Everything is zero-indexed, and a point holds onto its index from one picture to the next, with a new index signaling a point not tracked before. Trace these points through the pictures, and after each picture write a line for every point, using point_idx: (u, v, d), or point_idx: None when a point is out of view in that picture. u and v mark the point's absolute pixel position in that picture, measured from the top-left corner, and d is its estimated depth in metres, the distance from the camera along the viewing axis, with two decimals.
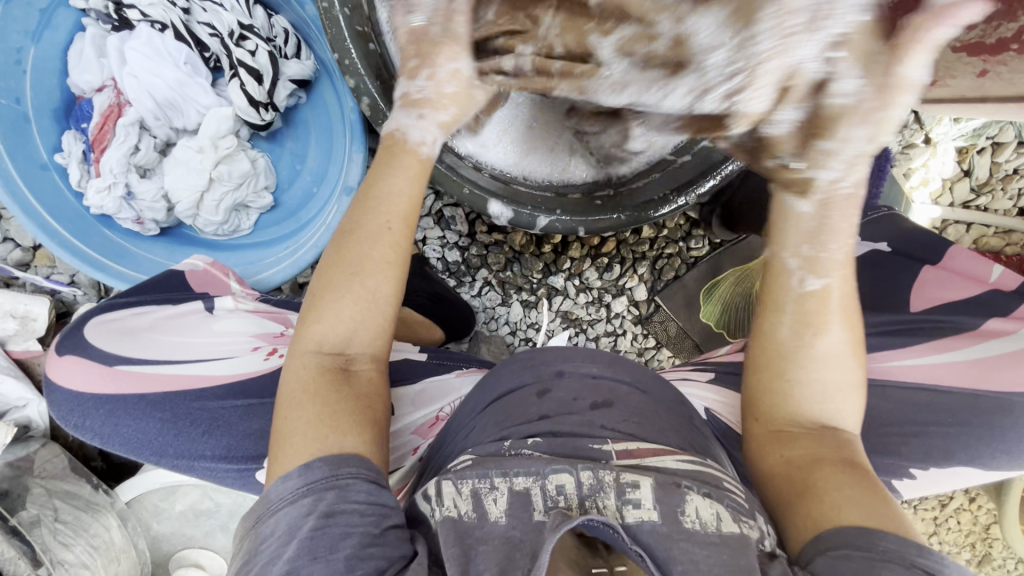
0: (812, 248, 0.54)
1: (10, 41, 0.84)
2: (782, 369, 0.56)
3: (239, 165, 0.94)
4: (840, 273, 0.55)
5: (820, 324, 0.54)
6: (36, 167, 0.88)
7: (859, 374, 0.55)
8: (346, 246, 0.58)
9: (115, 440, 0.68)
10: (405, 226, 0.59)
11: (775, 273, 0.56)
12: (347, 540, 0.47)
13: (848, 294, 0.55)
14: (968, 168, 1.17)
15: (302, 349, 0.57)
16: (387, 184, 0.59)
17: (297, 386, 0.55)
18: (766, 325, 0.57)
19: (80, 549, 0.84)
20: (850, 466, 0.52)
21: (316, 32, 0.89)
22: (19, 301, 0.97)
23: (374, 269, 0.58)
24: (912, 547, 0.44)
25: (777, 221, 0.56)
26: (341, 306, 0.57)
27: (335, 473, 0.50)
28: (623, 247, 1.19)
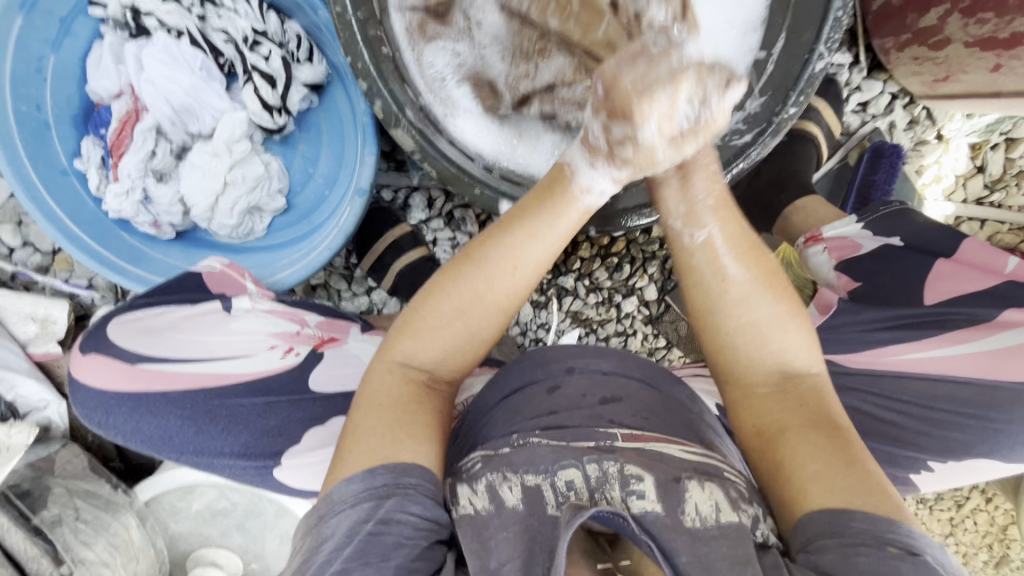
0: (686, 204, 0.56)
1: (31, 49, 0.86)
2: (715, 326, 0.56)
3: (253, 169, 0.96)
4: (721, 216, 0.55)
5: (725, 274, 0.55)
6: (56, 173, 0.90)
7: (782, 306, 0.55)
8: (466, 279, 0.55)
9: (137, 438, 0.67)
10: (531, 277, 0.56)
11: (670, 238, 0.57)
12: (398, 550, 0.48)
13: (735, 236, 0.55)
14: (981, 164, 1.16)
15: (394, 358, 0.58)
16: (526, 239, 0.54)
17: (380, 392, 0.56)
18: (686, 289, 0.57)
19: (100, 548, 0.85)
20: (816, 425, 0.53)
21: (329, 37, 0.90)
22: (40, 304, 0.99)
23: (485, 313, 0.56)
24: (883, 525, 0.46)
25: (677, 180, 0.56)
26: (440, 331, 0.57)
27: (394, 481, 0.50)
28: (633, 247, 1.19)
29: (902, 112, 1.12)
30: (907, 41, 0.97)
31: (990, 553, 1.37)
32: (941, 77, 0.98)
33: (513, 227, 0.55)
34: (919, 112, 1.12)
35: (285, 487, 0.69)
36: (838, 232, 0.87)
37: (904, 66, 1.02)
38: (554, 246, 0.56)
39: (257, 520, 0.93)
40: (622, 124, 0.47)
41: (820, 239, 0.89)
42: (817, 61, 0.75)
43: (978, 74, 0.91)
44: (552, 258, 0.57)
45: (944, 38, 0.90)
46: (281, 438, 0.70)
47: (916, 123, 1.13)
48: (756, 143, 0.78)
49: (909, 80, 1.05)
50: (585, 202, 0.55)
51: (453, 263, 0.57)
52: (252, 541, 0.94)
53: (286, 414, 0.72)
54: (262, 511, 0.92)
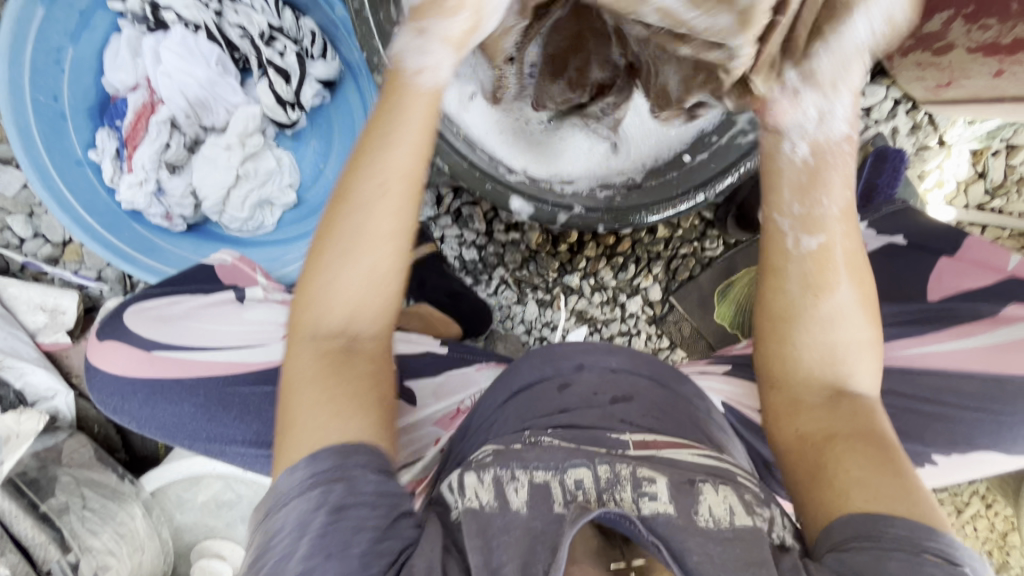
0: (803, 207, 0.58)
1: (51, 41, 0.87)
2: (788, 333, 0.58)
3: (264, 163, 0.97)
4: (836, 226, 0.58)
5: (822, 285, 0.57)
6: (71, 163, 0.91)
7: (864, 329, 0.57)
8: (340, 226, 0.55)
9: (152, 424, 0.71)
10: (404, 192, 0.56)
11: (771, 239, 0.60)
12: (361, 534, 0.48)
13: (849, 250, 0.58)
14: (982, 170, 1.18)
15: (304, 334, 0.56)
16: (380, 149, 0.55)
17: (298, 373, 0.55)
18: (768, 286, 0.59)
19: (106, 536, 0.85)
20: (864, 437, 0.53)
21: (344, 33, 0.93)
22: (49, 295, 1.00)
23: (375, 246, 0.55)
24: (921, 532, 0.46)
25: (803, 176, 0.59)
26: (339, 285, 0.55)
27: (342, 464, 0.50)
28: (638, 247, 1.20)
29: (905, 117, 1.14)
30: (911, 47, 0.98)
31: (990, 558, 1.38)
32: (944, 83, 1.00)
33: (362, 155, 0.55)
34: (922, 117, 1.15)
35: None
36: None
37: (908, 71, 1.03)
38: (412, 156, 0.56)
39: None
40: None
41: None
42: None
43: (980, 79, 0.93)
44: (410, 168, 0.56)
45: (947, 44, 0.92)
46: None
47: (919, 128, 1.15)
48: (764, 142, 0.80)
49: (912, 85, 1.07)
50: (428, 101, 0.58)
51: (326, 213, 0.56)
52: None
53: None
54: None
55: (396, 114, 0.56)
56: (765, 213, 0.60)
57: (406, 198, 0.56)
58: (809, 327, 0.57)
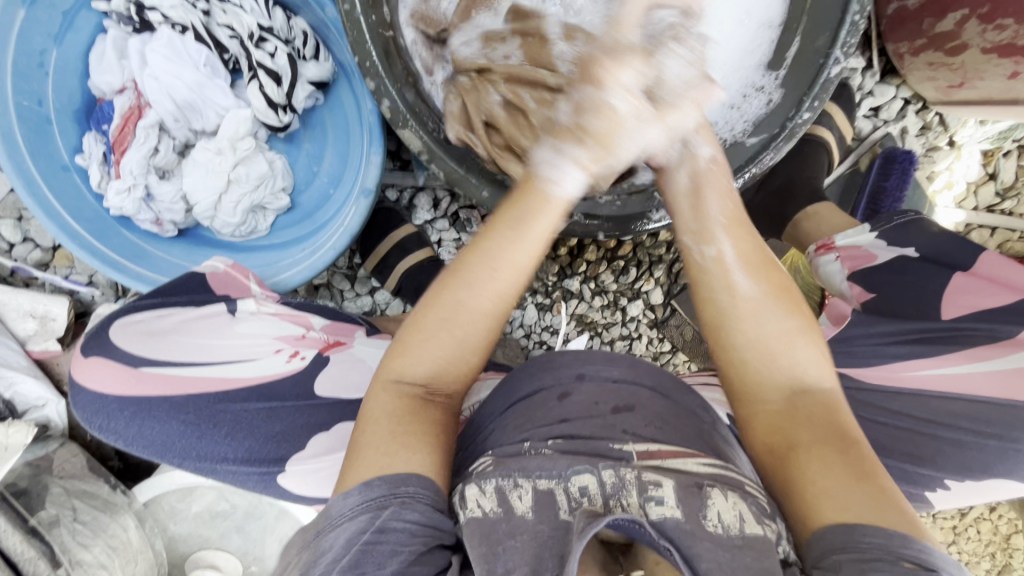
0: (698, 221, 0.61)
1: (33, 43, 0.84)
2: (723, 343, 0.58)
3: (257, 167, 0.94)
4: (731, 233, 0.60)
5: (732, 285, 0.58)
6: (58, 169, 0.88)
7: (791, 321, 0.57)
8: (450, 292, 0.57)
9: (140, 443, 0.66)
10: (513, 283, 0.58)
11: (683, 255, 0.62)
12: (396, 556, 0.47)
13: (746, 252, 0.59)
14: (993, 171, 1.15)
15: (386, 376, 0.57)
16: (504, 244, 0.57)
17: (374, 411, 0.55)
18: (696, 301, 0.60)
19: (98, 549, 0.84)
20: (828, 439, 0.51)
21: (335, 34, 0.88)
22: (39, 301, 0.98)
23: (473, 318, 0.57)
24: (894, 539, 0.43)
25: (691, 201, 0.62)
26: (430, 343, 0.57)
27: (394, 492, 0.49)
28: (640, 250, 1.17)
29: (915, 117, 1.11)
30: (923, 45, 0.95)
31: (993, 561, 1.37)
32: (956, 83, 0.97)
33: (486, 236, 0.58)
34: (932, 118, 1.11)
35: (288, 493, 0.67)
36: (852, 241, 0.86)
37: (919, 71, 1.00)
38: (533, 254, 0.59)
39: (258, 522, 0.92)
40: (591, 90, 0.59)
41: (833, 248, 0.87)
42: (833, 65, 0.73)
43: (994, 81, 0.90)
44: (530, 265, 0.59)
45: (961, 44, 0.89)
46: (286, 444, 0.68)
47: (928, 129, 1.12)
48: (769, 148, 0.78)
49: (923, 85, 1.04)
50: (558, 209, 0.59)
51: (438, 279, 0.59)
52: (251, 543, 0.92)
53: (290, 419, 0.70)
54: (263, 513, 0.92)
55: (524, 216, 0.58)
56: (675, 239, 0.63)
57: (512, 287, 0.58)
58: (739, 326, 0.57)
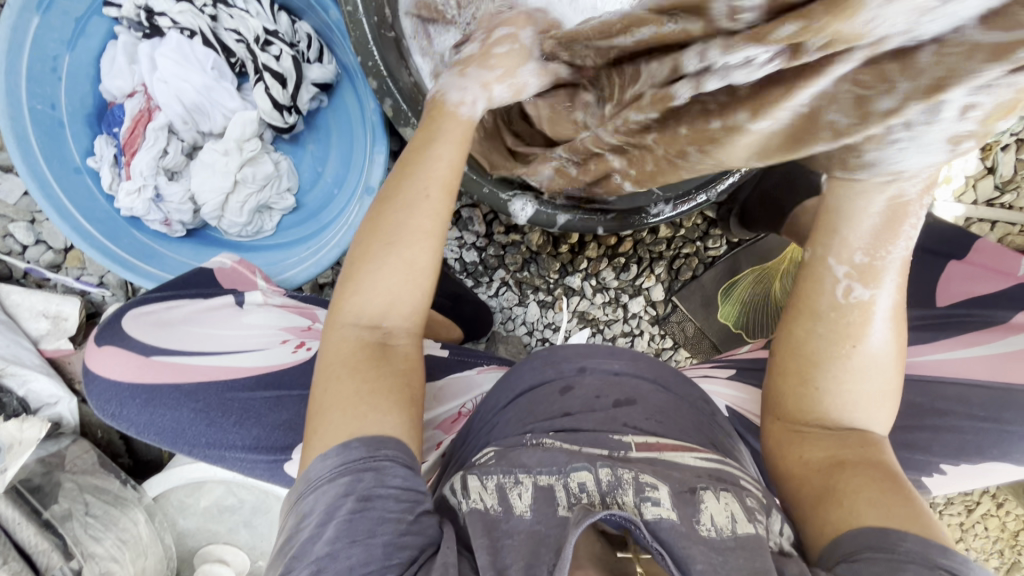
0: (868, 255, 0.48)
1: (47, 49, 0.86)
2: (812, 376, 0.54)
3: (263, 167, 0.97)
4: (896, 280, 0.50)
5: (862, 334, 0.51)
6: (70, 171, 0.91)
7: (895, 382, 0.52)
8: (385, 215, 0.56)
9: (150, 430, 0.69)
10: (446, 197, 0.57)
11: (810, 265, 0.52)
12: (384, 526, 0.46)
13: (899, 305, 0.51)
14: (992, 165, 1.16)
15: (341, 318, 0.56)
16: (426, 158, 0.57)
17: (336, 357, 0.54)
18: (808, 336, 0.53)
19: (109, 543, 0.86)
20: (882, 476, 0.49)
21: (338, 36, 0.90)
22: (52, 301, 1.01)
23: (414, 241, 0.56)
24: (935, 548, 0.42)
25: (884, 212, 0.46)
26: (381, 279, 0.55)
27: (372, 454, 0.48)
28: (640, 247, 1.18)
29: None
30: None
31: (1000, 557, 1.37)
32: None
33: (414, 157, 0.57)
34: None
35: (295, 482, 0.69)
36: None
37: None
38: (460, 162, 0.59)
39: (265, 517, 0.93)
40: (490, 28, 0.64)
41: None
42: None
43: None
44: (456, 176, 0.58)
45: None
46: (293, 432, 0.69)
47: None
48: None
49: None
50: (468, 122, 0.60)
51: (372, 209, 0.58)
52: (258, 538, 0.94)
53: (297, 408, 0.71)
54: (269, 508, 0.93)
55: (445, 125, 0.59)
56: (817, 251, 0.51)
57: (447, 204, 0.57)
58: (838, 375, 0.52)
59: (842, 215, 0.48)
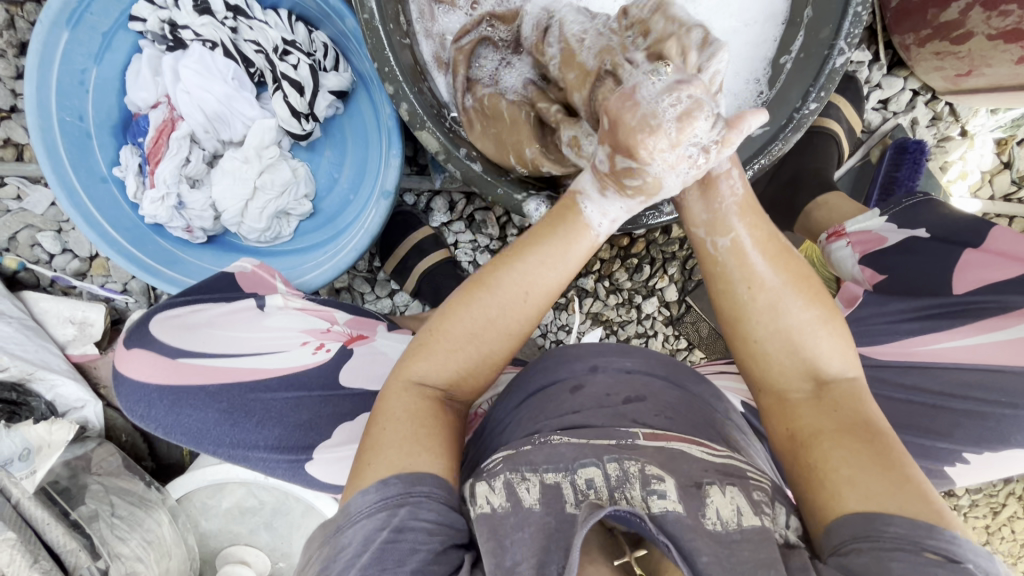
0: (709, 212, 0.55)
1: (75, 63, 0.89)
2: (747, 339, 0.55)
3: (281, 174, 0.99)
4: (748, 221, 0.54)
5: (751, 275, 0.54)
6: (97, 180, 0.94)
7: (814, 311, 0.54)
8: (477, 300, 0.56)
9: (177, 431, 0.69)
10: (544, 304, 0.56)
11: (693, 248, 0.57)
12: (414, 555, 0.47)
13: (763, 240, 0.54)
14: (1008, 160, 1.15)
15: (406, 377, 0.57)
16: (534, 268, 0.55)
17: (394, 410, 0.55)
18: (714, 297, 0.56)
19: (134, 543, 0.87)
20: (851, 429, 0.51)
21: (355, 44, 0.92)
22: (77, 308, 1.04)
23: (498, 335, 0.56)
24: (920, 529, 0.43)
25: (698, 188, 0.55)
26: (453, 352, 0.57)
27: (406, 491, 0.49)
28: (653, 248, 1.18)
29: (925, 109, 1.12)
30: (928, 36, 0.96)
31: None
32: (964, 71, 0.97)
33: (517, 254, 0.55)
34: (943, 108, 1.12)
35: (315, 481, 0.70)
36: (862, 226, 0.87)
37: (926, 61, 1.01)
38: (563, 275, 0.56)
39: (285, 519, 0.94)
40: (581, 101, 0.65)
41: (843, 234, 0.88)
42: (838, 56, 0.73)
43: (1002, 67, 0.91)
44: (561, 287, 0.57)
45: (966, 32, 0.90)
46: (314, 432, 0.71)
47: (939, 119, 1.13)
48: (778, 138, 0.77)
49: (931, 76, 1.05)
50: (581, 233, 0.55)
51: (463, 286, 0.57)
52: (278, 540, 0.95)
53: (317, 409, 0.73)
54: (289, 510, 0.93)
55: (557, 238, 0.55)
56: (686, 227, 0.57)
57: (541, 307, 0.57)
58: (758, 321, 0.54)
59: (706, 194, 0.55)
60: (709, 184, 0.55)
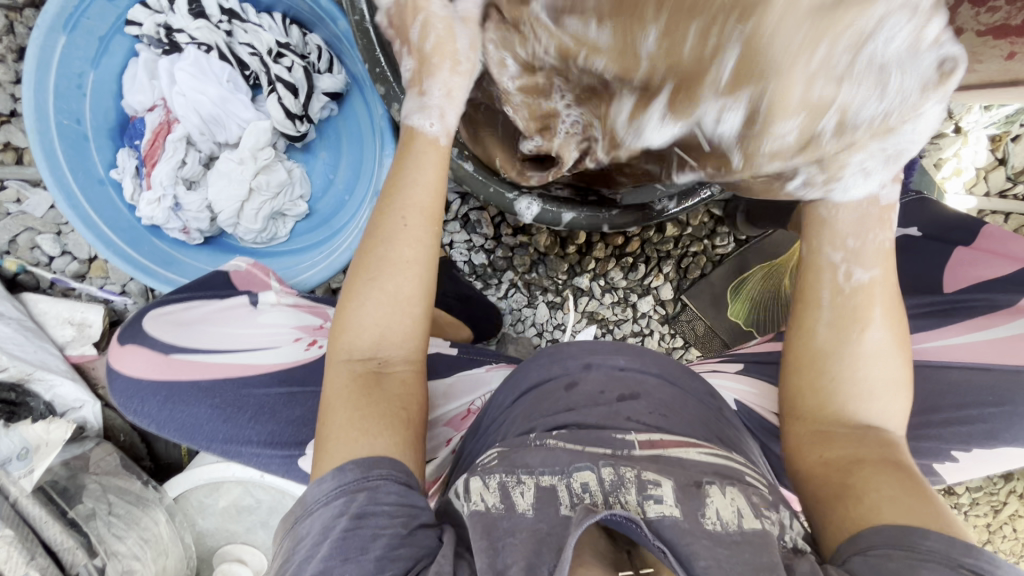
0: (856, 241, 0.57)
1: (73, 67, 0.91)
2: (824, 367, 0.57)
3: (277, 175, 1.00)
4: (883, 265, 0.57)
5: (864, 318, 0.56)
6: (94, 182, 0.95)
7: (903, 371, 0.56)
8: (373, 253, 0.59)
9: (171, 426, 0.71)
10: (425, 224, 0.59)
11: (812, 271, 0.59)
12: (377, 541, 0.47)
13: (887, 292, 0.56)
14: (1002, 156, 1.15)
15: (338, 356, 0.59)
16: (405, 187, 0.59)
17: (334, 392, 0.56)
18: (806, 323, 0.59)
19: (131, 541, 0.88)
20: (890, 462, 0.52)
21: (347, 46, 0.94)
22: (76, 309, 1.05)
23: (398, 272, 0.58)
24: (958, 546, 0.42)
25: (823, 222, 0.58)
26: (368, 311, 0.58)
27: (365, 475, 0.50)
28: (648, 246, 1.19)
29: None
30: None
31: None
32: None
33: (390, 195, 0.60)
34: None
35: (308, 477, 0.70)
36: None
37: None
38: (430, 188, 0.61)
39: (281, 517, 0.95)
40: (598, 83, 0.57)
41: None
42: None
43: (994, 63, 0.91)
44: (436, 200, 0.61)
45: (957, 28, 0.90)
46: (307, 427, 0.71)
47: None
48: None
49: None
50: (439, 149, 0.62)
51: (360, 246, 0.60)
52: None
53: (309, 404, 0.73)
54: (286, 509, 0.94)
55: (418, 161, 0.61)
56: (809, 248, 0.59)
57: (427, 230, 0.60)
58: (851, 360, 0.56)
59: (814, 225, 0.58)
60: (818, 222, 0.58)
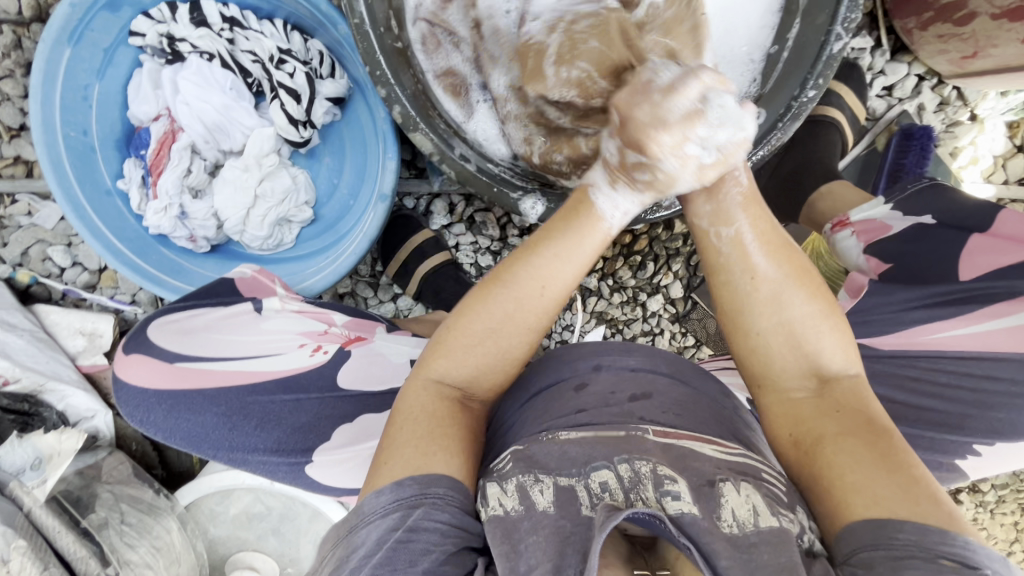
0: (710, 201, 0.52)
1: (78, 79, 0.92)
2: (746, 335, 0.53)
3: (281, 182, 1.00)
4: (750, 213, 0.52)
5: (751, 270, 0.52)
6: (102, 193, 0.96)
7: (815, 306, 0.52)
8: (490, 298, 0.54)
9: (176, 436, 0.70)
10: (554, 301, 0.54)
11: (700, 241, 0.54)
12: (426, 556, 0.46)
13: (768, 234, 0.52)
14: (1021, 143, 1.12)
15: (423, 376, 0.57)
16: (551, 257, 0.53)
17: (413, 409, 0.55)
18: (715, 292, 0.54)
19: (144, 550, 0.88)
20: (855, 431, 0.49)
21: (348, 50, 0.93)
22: (87, 319, 1.06)
23: (516, 330, 0.55)
24: (933, 535, 0.42)
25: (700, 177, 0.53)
26: (475, 350, 0.55)
27: (423, 492, 0.49)
28: (656, 244, 1.17)
29: (931, 93, 1.09)
30: (930, 19, 0.94)
31: None
32: (969, 54, 0.95)
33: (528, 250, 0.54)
34: (950, 92, 1.09)
35: (317, 486, 0.71)
36: (866, 214, 0.85)
37: (930, 45, 0.99)
38: (583, 268, 0.54)
39: (292, 524, 0.94)
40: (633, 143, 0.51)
41: (848, 224, 0.86)
42: (834, 41, 0.72)
43: (1009, 47, 0.88)
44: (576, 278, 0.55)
45: (969, 12, 0.88)
46: (313, 435, 0.72)
47: (947, 104, 1.10)
48: (777, 127, 0.76)
49: (936, 59, 1.02)
50: (596, 236, 0.54)
51: (480, 286, 0.56)
52: (287, 545, 0.95)
53: (315, 410, 0.73)
54: (296, 515, 0.94)
55: (572, 232, 0.53)
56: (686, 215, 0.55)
57: (551, 302, 0.55)
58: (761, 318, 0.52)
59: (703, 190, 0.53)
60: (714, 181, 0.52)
